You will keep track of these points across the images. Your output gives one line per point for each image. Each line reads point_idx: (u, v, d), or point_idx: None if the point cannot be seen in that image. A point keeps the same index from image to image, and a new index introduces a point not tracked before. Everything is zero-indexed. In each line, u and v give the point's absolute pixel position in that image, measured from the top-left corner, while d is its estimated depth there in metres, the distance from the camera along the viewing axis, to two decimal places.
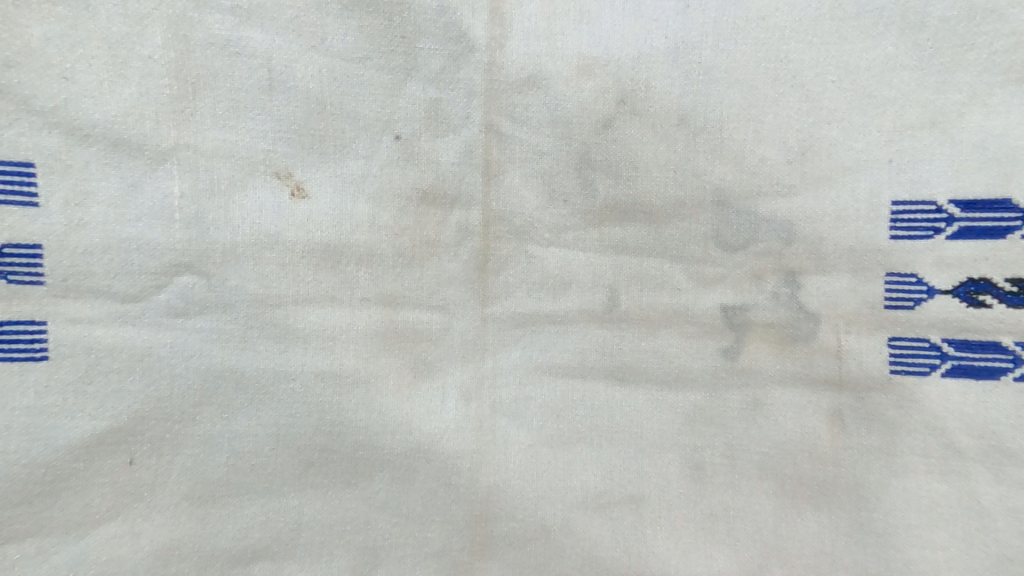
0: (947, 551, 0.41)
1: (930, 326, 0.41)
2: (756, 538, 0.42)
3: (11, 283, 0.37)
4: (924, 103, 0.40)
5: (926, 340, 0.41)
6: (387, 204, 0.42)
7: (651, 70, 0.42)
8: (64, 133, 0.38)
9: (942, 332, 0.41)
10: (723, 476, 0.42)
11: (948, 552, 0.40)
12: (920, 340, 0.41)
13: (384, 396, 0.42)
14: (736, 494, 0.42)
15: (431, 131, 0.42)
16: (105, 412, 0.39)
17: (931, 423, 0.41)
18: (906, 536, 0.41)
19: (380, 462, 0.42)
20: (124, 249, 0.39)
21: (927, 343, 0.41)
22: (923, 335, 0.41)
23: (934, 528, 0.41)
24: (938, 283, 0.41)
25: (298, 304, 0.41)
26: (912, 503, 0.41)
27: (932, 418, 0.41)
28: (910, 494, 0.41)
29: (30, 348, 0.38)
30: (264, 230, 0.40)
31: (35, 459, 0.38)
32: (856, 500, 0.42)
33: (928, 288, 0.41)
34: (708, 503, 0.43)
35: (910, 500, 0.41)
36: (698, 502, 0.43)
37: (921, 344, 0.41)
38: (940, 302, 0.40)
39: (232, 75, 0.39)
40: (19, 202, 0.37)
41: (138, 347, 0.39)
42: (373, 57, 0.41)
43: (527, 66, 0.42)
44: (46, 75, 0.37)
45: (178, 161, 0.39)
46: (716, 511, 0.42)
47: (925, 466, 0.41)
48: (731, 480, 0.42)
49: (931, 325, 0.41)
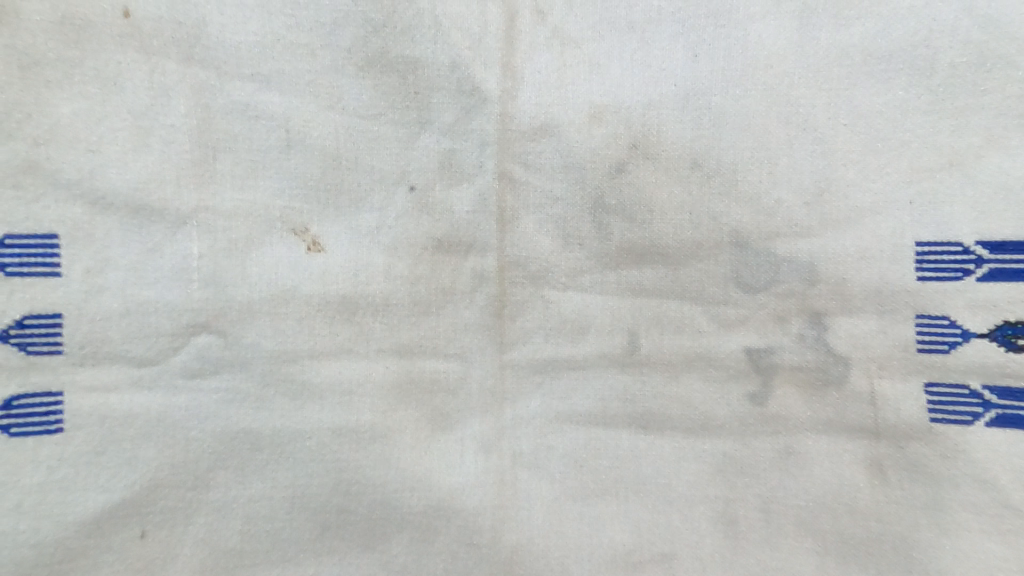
0: None
1: (969, 370, 0.39)
2: None
3: (30, 354, 0.37)
4: (941, 144, 0.40)
5: (965, 386, 0.39)
6: (402, 254, 0.42)
7: (662, 117, 0.42)
8: (88, 202, 0.38)
9: (983, 377, 0.39)
10: (760, 531, 0.40)
11: None
12: (960, 387, 0.39)
13: (402, 452, 0.41)
14: (776, 552, 0.40)
15: (446, 182, 0.42)
16: (116, 483, 0.38)
17: (979, 472, 0.38)
18: None
19: (399, 524, 0.40)
20: (143, 312, 0.39)
21: (967, 390, 0.39)
22: (962, 382, 0.39)
23: None
24: (973, 326, 0.39)
25: (314, 358, 0.40)
26: (966, 558, 0.38)
27: (980, 466, 0.38)
28: (964, 549, 0.38)
29: (45, 420, 0.37)
30: (280, 284, 0.40)
31: (45, 537, 0.37)
32: (905, 558, 0.39)
33: (962, 331, 0.39)
34: (746, 562, 0.40)
35: (963, 555, 0.38)
36: (734, 561, 0.40)
37: (960, 391, 0.39)
38: (977, 344, 0.39)
39: (252, 137, 0.40)
40: (41, 274, 0.38)
41: (153, 412, 0.39)
42: (388, 113, 0.42)
43: (539, 116, 0.42)
44: (74, 148, 0.38)
45: (197, 223, 0.40)
46: (755, 571, 0.40)
47: (978, 520, 0.38)
48: (769, 536, 0.40)
49: (970, 370, 0.39)
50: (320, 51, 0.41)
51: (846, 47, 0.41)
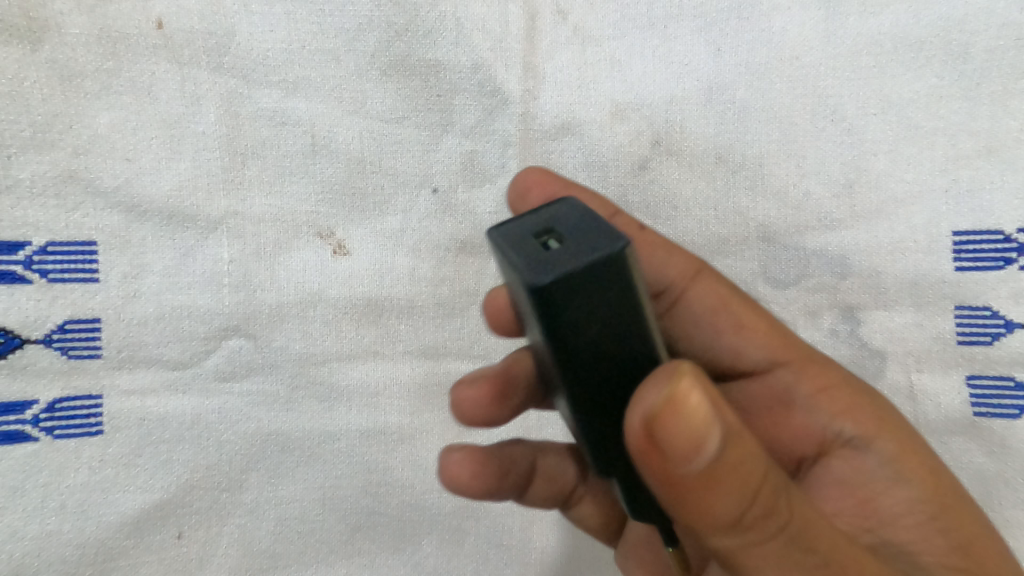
0: None
1: (1014, 362, 0.38)
2: None
3: (71, 359, 0.38)
4: (977, 131, 0.39)
5: (1010, 378, 0.38)
6: (427, 255, 0.42)
7: (685, 112, 0.42)
8: (125, 210, 0.39)
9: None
10: None
11: None
12: (1004, 379, 0.38)
13: (430, 452, 0.41)
14: None
15: (468, 183, 0.42)
16: (155, 484, 0.39)
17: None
18: None
19: (429, 524, 0.41)
20: (178, 316, 0.40)
21: (1012, 382, 0.38)
22: (1006, 373, 0.38)
23: None
24: (1017, 316, 0.38)
25: (342, 360, 0.41)
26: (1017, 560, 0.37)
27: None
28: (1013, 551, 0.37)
29: (87, 422, 0.38)
30: (308, 288, 0.41)
31: (86, 538, 0.38)
32: None
33: (1006, 321, 0.38)
34: None
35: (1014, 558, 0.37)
36: None
37: (1005, 384, 0.38)
38: (1022, 336, 0.38)
39: (279, 144, 0.41)
40: (81, 279, 0.39)
41: (189, 415, 0.39)
42: (411, 116, 0.42)
43: (560, 115, 0.42)
44: (110, 158, 0.39)
45: (227, 229, 0.40)
46: None
47: None
48: None
49: (1015, 362, 0.38)
50: (344, 57, 0.42)
51: (874, 37, 0.40)
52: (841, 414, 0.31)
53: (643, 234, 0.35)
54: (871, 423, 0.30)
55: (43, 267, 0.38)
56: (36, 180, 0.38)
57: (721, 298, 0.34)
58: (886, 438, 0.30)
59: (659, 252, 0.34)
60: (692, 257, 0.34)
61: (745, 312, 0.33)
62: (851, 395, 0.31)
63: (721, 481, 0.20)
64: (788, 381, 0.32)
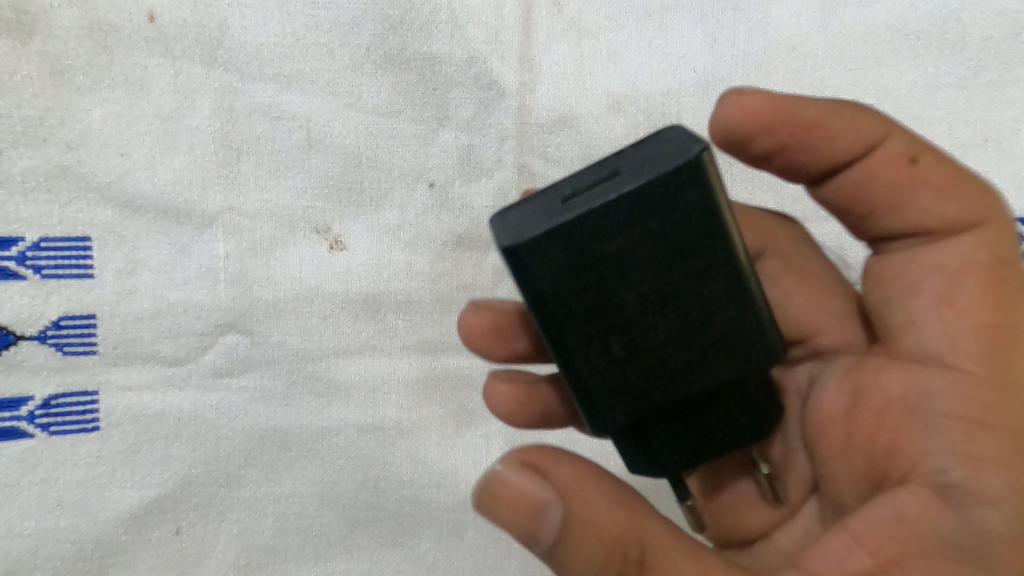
0: None
1: None
2: None
3: (66, 355, 0.38)
4: (974, 119, 0.40)
5: None
6: (424, 250, 0.42)
7: (681, 105, 0.42)
8: (119, 206, 0.39)
9: None
10: None
11: None
12: None
13: (428, 446, 0.41)
14: None
15: (465, 177, 0.42)
16: (152, 480, 0.39)
17: None
18: None
19: (427, 518, 0.41)
20: (174, 312, 0.40)
21: None
22: None
23: None
24: None
25: (339, 356, 0.41)
26: None
27: None
28: None
29: (83, 419, 0.38)
30: (305, 283, 0.41)
31: (85, 534, 0.38)
32: None
33: None
34: None
35: None
36: None
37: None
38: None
39: (274, 138, 0.41)
40: (75, 275, 0.38)
41: (186, 411, 0.39)
42: (407, 110, 0.42)
43: (557, 108, 0.42)
44: (104, 152, 0.39)
45: (223, 224, 0.40)
46: None
47: None
48: None
49: None
50: (339, 50, 0.41)
51: (871, 28, 0.40)
52: (964, 460, 0.25)
53: (905, 173, 0.30)
54: (1000, 483, 0.25)
55: (38, 262, 0.38)
56: (30, 175, 0.38)
57: (934, 271, 0.29)
58: (999, 510, 0.25)
59: (926, 195, 0.29)
60: (970, 206, 0.29)
61: (957, 294, 0.28)
62: (1004, 442, 0.26)
63: (570, 548, 0.25)
64: (934, 386, 0.27)
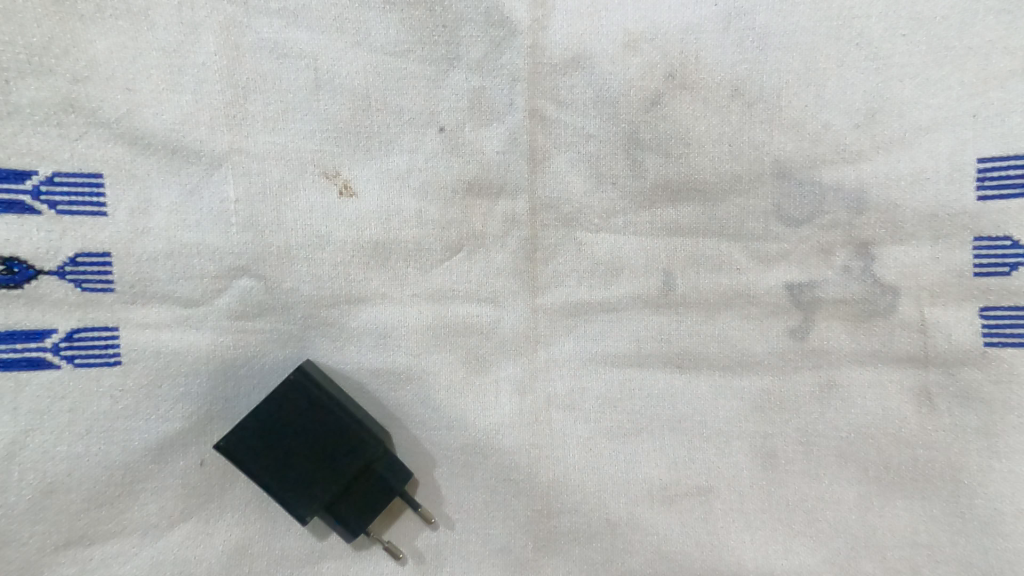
0: None
1: None
2: (860, 523, 0.41)
3: (85, 292, 0.39)
4: (1014, 47, 0.40)
5: None
6: (434, 198, 0.41)
7: (701, 41, 0.41)
8: (129, 142, 0.39)
9: None
10: (922, 418, 0.41)
11: None
12: (1019, 309, 0.40)
13: (438, 390, 0.42)
14: (914, 441, 0.41)
15: (476, 122, 0.41)
16: (176, 414, 0.40)
17: None
18: (1006, 509, 0.40)
19: (439, 458, 0.42)
20: (188, 253, 0.40)
21: None
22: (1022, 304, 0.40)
23: None
24: None
25: (352, 304, 0.41)
26: (1014, 480, 0.40)
27: None
28: (1012, 472, 0.40)
29: (105, 353, 0.39)
30: (315, 231, 0.41)
31: (115, 460, 0.39)
32: (955, 486, 0.41)
33: None
34: (823, 472, 0.42)
35: (1012, 478, 0.40)
36: (882, 450, 0.41)
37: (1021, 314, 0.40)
38: None
39: (280, 79, 0.40)
40: (89, 212, 0.38)
41: (204, 350, 0.40)
42: (415, 50, 0.41)
43: (570, 48, 0.41)
44: (110, 86, 0.38)
45: (231, 166, 0.40)
46: (893, 467, 0.41)
47: None
48: (931, 422, 0.41)
49: None
50: None
51: None
52: None
53: None
54: None
55: (52, 198, 0.38)
56: (38, 107, 0.37)
57: None
58: None
59: None
60: None
61: None
62: None
63: None
64: None
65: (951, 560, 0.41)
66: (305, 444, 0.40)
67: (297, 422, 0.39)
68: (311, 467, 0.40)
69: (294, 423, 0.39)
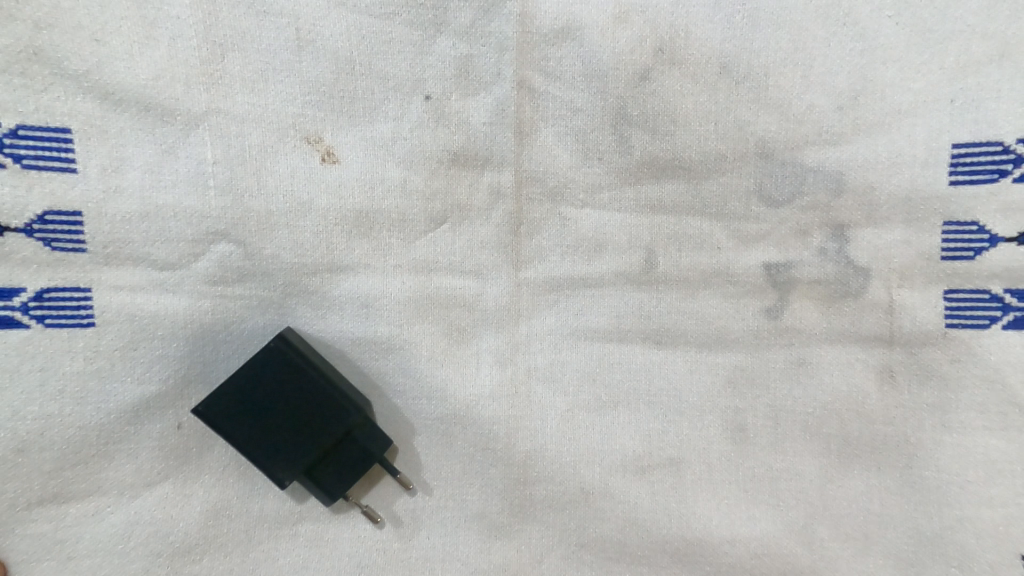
0: (997, 500, 0.42)
1: (992, 276, 0.41)
2: (822, 494, 0.43)
3: (55, 251, 0.38)
4: (994, 34, 0.40)
5: (987, 291, 0.42)
6: (418, 166, 0.41)
7: (690, 16, 0.41)
8: (99, 97, 0.37)
9: (1004, 283, 0.41)
10: (885, 395, 0.43)
11: (998, 493, 0.42)
12: (981, 292, 0.42)
13: (419, 360, 0.42)
14: (876, 417, 0.43)
15: (462, 91, 0.41)
16: (152, 376, 0.40)
17: (992, 376, 0.42)
18: (958, 483, 0.42)
19: (419, 426, 0.43)
20: (164, 215, 0.39)
21: (988, 295, 0.42)
22: (984, 287, 0.42)
23: (986, 474, 0.42)
24: (1001, 231, 0.41)
25: (332, 272, 0.41)
26: (968, 455, 0.42)
27: (992, 370, 0.42)
28: (966, 448, 0.42)
29: (77, 314, 0.38)
30: (297, 197, 0.40)
31: (89, 421, 0.39)
32: (911, 460, 0.43)
33: (990, 235, 0.41)
34: (789, 445, 0.43)
35: (966, 454, 0.42)
36: (847, 424, 0.43)
37: (982, 296, 0.42)
38: (1003, 250, 0.41)
39: (260, 37, 0.39)
40: (58, 168, 0.37)
41: (181, 314, 0.40)
42: (401, 13, 0.40)
43: (559, 17, 0.41)
44: (79, 36, 0.37)
45: (209, 126, 0.39)
46: (855, 441, 0.43)
47: (984, 419, 0.42)
48: (893, 399, 0.43)
49: (994, 275, 0.41)
50: None
51: None
52: None
53: None
54: None
55: (17, 152, 0.37)
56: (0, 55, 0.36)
57: None
58: None
59: None
60: None
61: None
62: None
63: None
64: None
65: (905, 529, 0.43)
66: (282, 411, 0.40)
67: (273, 388, 0.39)
68: (289, 432, 0.40)
69: (275, 390, 0.39)
